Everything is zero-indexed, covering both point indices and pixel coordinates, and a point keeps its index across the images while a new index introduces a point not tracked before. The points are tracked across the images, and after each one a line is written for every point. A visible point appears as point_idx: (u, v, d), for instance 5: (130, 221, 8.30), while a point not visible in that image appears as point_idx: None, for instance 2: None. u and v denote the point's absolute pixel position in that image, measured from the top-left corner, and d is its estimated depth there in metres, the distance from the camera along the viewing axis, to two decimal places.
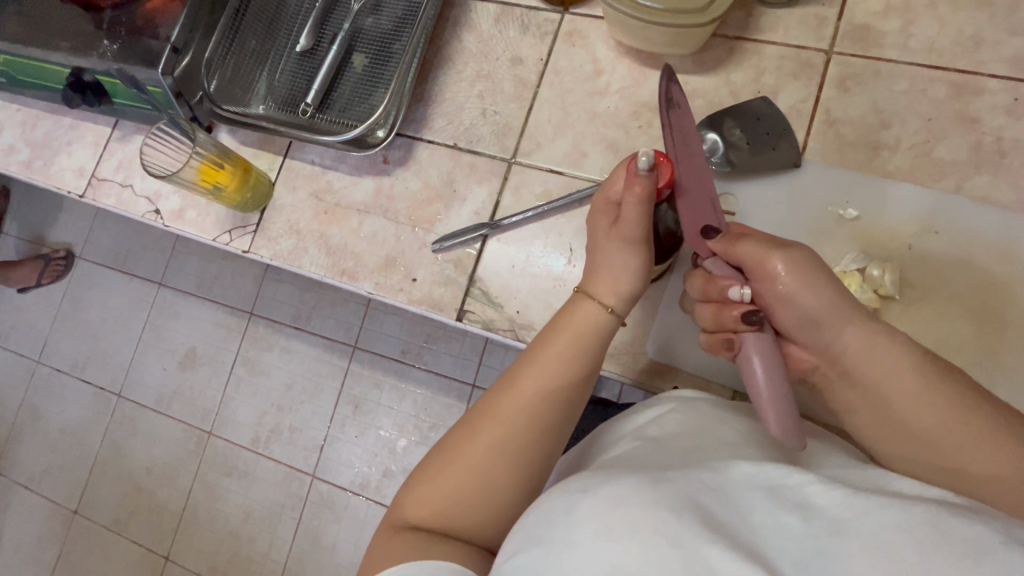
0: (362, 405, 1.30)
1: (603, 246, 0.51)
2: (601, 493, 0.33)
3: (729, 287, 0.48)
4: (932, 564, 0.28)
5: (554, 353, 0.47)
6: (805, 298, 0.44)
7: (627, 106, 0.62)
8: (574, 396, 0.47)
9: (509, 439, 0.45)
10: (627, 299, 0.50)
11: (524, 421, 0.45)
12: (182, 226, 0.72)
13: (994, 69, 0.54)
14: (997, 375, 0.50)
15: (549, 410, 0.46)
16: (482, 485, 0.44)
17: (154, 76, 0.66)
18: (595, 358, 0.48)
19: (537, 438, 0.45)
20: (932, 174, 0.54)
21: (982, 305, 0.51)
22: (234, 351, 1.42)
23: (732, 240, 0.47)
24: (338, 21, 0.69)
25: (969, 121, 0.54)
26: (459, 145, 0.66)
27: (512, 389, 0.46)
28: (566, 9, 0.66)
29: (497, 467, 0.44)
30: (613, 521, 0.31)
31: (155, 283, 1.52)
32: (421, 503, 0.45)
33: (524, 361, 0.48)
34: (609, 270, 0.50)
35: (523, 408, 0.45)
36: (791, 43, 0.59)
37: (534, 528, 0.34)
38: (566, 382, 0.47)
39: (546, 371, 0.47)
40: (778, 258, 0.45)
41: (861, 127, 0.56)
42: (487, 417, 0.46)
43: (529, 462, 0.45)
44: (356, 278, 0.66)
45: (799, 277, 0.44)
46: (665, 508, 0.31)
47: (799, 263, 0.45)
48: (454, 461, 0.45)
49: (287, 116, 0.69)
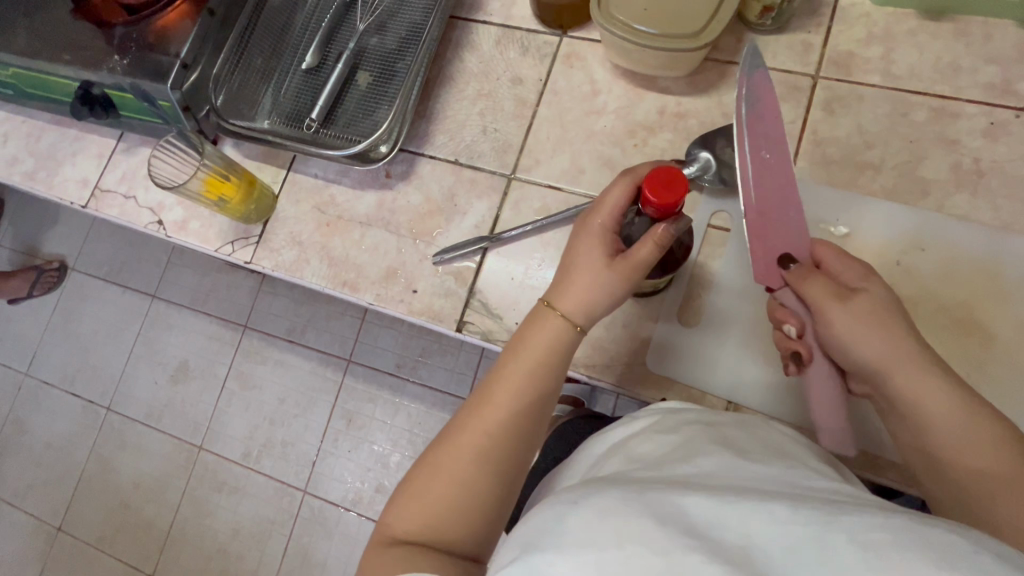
0: (356, 420, 1.30)
1: (581, 264, 0.50)
2: (589, 506, 0.34)
3: (785, 321, 0.49)
4: (908, 557, 0.27)
5: (529, 362, 0.48)
6: (851, 333, 0.44)
7: (624, 125, 0.64)
8: (547, 406, 0.48)
9: (489, 445, 0.46)
10: (575, 298, 0.49)
11: (501, 430, 0.46)
12: (184, 237, 0.73)
13: (971, 94, 0.57)
14: (985, 388, 0.51)
15: (526, 418, 0.47)
16: (464, 495, 0.45)
17: (163, 90, 0.67)
18: (565, 370, 0.49)
19: (513, 446, 0.46)
20: (915, 193, 0.56)
21: (968, 319, 0.53)
22: (228, 364, 1.41)
23: (801, 275, 0.47)
24: (344, 41, 0.72)
25: (948, 142, 0.57)
26: (460, 160, 0.68)
27: (491, 397, 0.47)
28: (565, 33, 0.68)
29: (477, 471, 0.45)
30: (600, 531, 0.32)
31: (149, 295, 1.51)
32: (409, 515, 0.45)
33: (499, 374, 0.49)
34: (569, 268, 0.50)
35: (500, 417, 0.47)
36: (779, 68, 0.62)
37: (531, 533, 0.35)
38: (541, 390, 0.48)
39: (521, 379, 0.48)
40: (839, 305, 0.45)
41: (847, 147, 0.59)
42: (465, 428, 0.47)
43: (506, 471, 0.46)
44: (356, 290, 0.67)
45: (861, 322, 0.44)
46: (649, 517, 0.32)
47: (860, 310, 0.44)
48: (435, 472, 0.46)
49: (292, 131, 0.71)
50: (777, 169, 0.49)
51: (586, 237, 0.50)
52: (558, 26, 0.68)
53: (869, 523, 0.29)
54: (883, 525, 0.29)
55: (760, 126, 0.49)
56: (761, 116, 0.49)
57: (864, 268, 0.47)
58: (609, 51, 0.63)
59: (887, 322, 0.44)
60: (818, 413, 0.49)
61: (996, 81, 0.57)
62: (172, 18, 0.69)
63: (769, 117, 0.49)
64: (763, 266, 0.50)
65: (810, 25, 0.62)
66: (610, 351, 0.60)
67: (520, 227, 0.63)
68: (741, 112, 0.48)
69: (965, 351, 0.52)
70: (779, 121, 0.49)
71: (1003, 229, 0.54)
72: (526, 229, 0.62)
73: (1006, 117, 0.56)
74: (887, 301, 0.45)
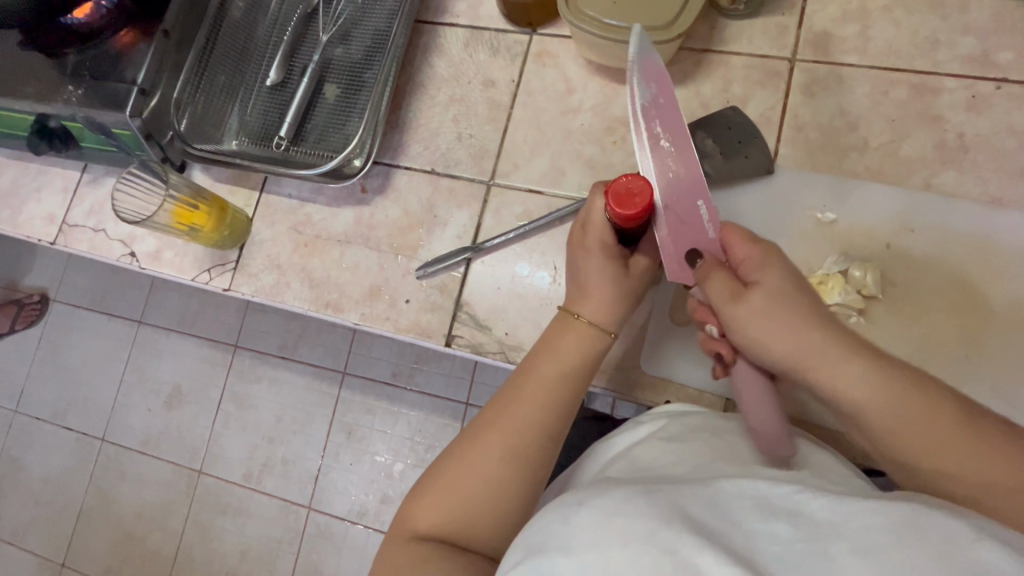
0: (356, 432, 1.28)
1: (586, 271, 0.49)
2: (596, 505, 0.33)
3: (706, 321, 0.48)
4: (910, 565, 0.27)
5: (556, 364, 0.48)
6: (774, 342, 0.41)
7: (601, 123, 0.63)
8: (575, 404, 0.48)
9: (518, 449, 0.44)
10: (592, 301, 0.49)
11: (531, 429, 0.45)
12: (159, 268, 0.71)
13: (950, 68, 0.56)
14: (983, 368, 0.50)
15: (555, 423, 0.46)
16: (494, 494, 0.43)
17: (122, 119, 0.64)
18: (594, 373, 0.49)
19: (542, 451, 0.45)
20: (900, 173, 0.55)
21: (963, 297, 0.52)
22: (221, 386, 1.39)
23: (704, 271, 0.46)
24: (308, 53, 0.70)
25: (931, 119, 0.56)
26: (437, 169, 0.66)
27: (519, 399, 0.46)
28: (535, 30, 0.66)
29: (505, 472, 0.44)
30: (605, 533, 0.31)
31: (135, 321, 1.49)
32: (431, 512, 0.43)
33: (529, 372, 0.48)
34: (574, 274, 0.51)
35: (529, 416, 0.45)
36: (756, 53, 0.60)
37: (539, 534, 0.34)
38: (569, 394, 0.47)
39: (549, 380, 0.47)
40: (732, 307, 0.43)
41: (828, 130, 0.57)
42: (492, 425, 0.45)
43: (536, 471, 0.45)
44: (341, 310, 0.65)
45: (762, 322, 0.42)
46: (654, 516, 0.31)
47: (754, 310, 0.42)
48: (463, 467, 0.44)
49: (262, 150, 0.69)
50: (685, 165, 0.47)
51: (584, 252, 0.49)
52: (528, 23, 0.66)
53: (867, 520, 0.30)
54: (889, 519, 0.29)
55: (654, 120, 0.48)
56: (659, 108, 0.48)
57: (762, 253, 0.44)
58: (581, 46, 0.61)
59: (789, 309, 0.41)
60: (746, 410, 0.45)
61: (974, 53, 0.56)
62: (127, 42, 0.67)
63: (668, 110, 0.48)
64: (675, 264, 0.48)
65: (783, 7, 0.60)
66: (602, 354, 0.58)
67: (503, 235, 0.61)
68: (635, 101, 0.47)
69: (965, 333, 0.51)
70: (675, 109, 0.48)
71: (991, 204, 0.53)
72: (509, 236, 0.61)
73: (988, 90, 0.55)
74: (790, 290, 0.42)
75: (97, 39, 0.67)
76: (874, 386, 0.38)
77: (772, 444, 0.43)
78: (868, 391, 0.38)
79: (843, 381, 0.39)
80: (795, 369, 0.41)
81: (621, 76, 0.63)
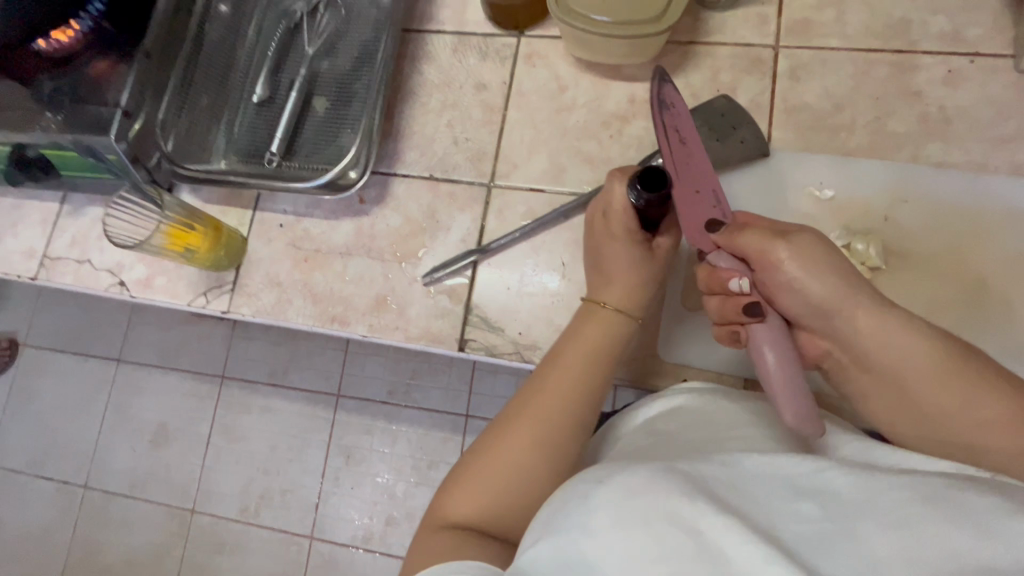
0: (355, 454, 1.25)
1: (611, 252, 0.50)
2: (619, 483, 0.32)
3: (729, 279, 0.46)
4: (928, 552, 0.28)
5: (584, 350, 0.47)
6: (814, 288, 0.43)
7: (596, 118, 0.64)
8: (606, 391, 0.47)
9: (551, 436, 0.44)
10: (618, 287, 0.49)
11: (564, 415, 0.44)
12: (152, 295, 0.68)
13: (926, 46, 0.59)
14: (987, 327, 0.52)
15: (586, 409, 0.45)
16: (529, 481, 0.43)
17: (107, 143, 0.62)
18: (620, 360, 0.48)
19: (576, 438, 0.44)
20: (889, 148, 0.57)
21: (961, 260, 0.54)
22: (209, 419, 1.34)
23: (732, 231, 0.46)
24: (294, 66, 0.69)
25: (912, 95, 0.58)
26: (436, 175, 0.65)
27: (551, 386, 0.45)
28: (522, 32, 0.67)
29: (540, 459, 0.43)
30: (626, 511, 0.31)
31: (113, 360, 1.42)
32: (464, 501, 0.43)
33: (558, 358, 0.47)
34: (599, 258, 0.51)
35: (561, 402, 0.45)
36: (741, 42, 0.62)
37: (556, 511, 0.34)
38: (598, 380, 0.46)
39: (578, 365, 0.46)
40: (778, 247, 0.44)
41: (817, 111, 0.59)
42: (524, 411, 0.45)
43: (566, 456, 0.44)
44: (347, 324, 0.63)
45: (802, 264, 0.44)
46: (677, 494, 0.31)
47: (800, 249, 0.44)
48: (496, 455, 0.44)
49: (252, 166, 0.67)
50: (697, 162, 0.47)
51: (610, 240, 0.50)
52: (515, 26, 0.67)
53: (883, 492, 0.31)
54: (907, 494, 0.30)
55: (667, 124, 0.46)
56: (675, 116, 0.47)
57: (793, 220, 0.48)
58: (572, 45, 0.62)
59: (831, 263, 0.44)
60: (775, 373, 0.43)
61: (946, 31, 0.58)
62: (104, 66, 0.65)
63: (681, 114, 0.47)
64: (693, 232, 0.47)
65: None
66: None
67: (509, 235, 0.61)
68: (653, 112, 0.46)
69: (968, 295, 0.53)
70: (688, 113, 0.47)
71: (977, 171, 0.56)
72: (515, 236, 0.61)
73: (962, 64, 0.58)
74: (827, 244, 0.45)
75: (72, 65, 0.65)
76: (910, 337, 0.41)
77: (802, 420, 0.41)
78: (900, 342, 0.42)
79: (886, 331, 0.42)
80: (835, 310, 0.43)
81: (611, 72, 0.64)
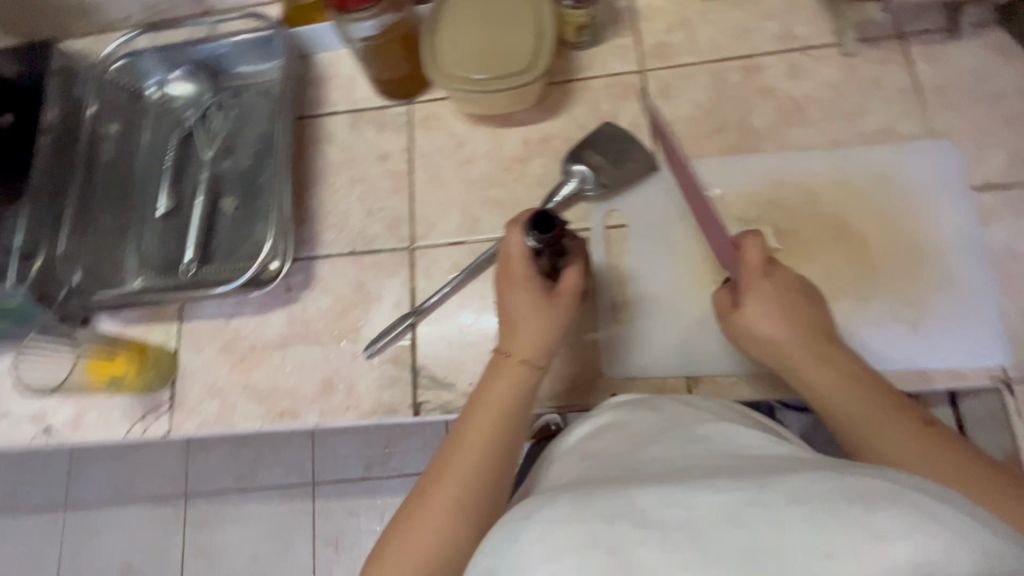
0: (343, 542, 1.20)
1: (512, 300, 0.52)
2: (544, 518, 0.32)
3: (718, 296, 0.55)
4: (839, 513, 0.28)
5: (495, 401, 0.48)
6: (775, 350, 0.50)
7: (497, 165, 0.67)
8: (519, 442, 0.48)
9: (469, 493, 0.44)
10: (520, 335, 0.51)
11: (482, 469, 0.45)
12: (83, 435, 0.64)
13: (766, 47, 0.66)
14: (885, 277, 0.57)
15: (504, 461, 0.46)
16: (451, 544, 0.42)
17: (5, 290, 0.60)
18: (531, 408, 0.50)
19: (494, 494, 0.45)
20: (759, 140, 0.63)
21: (844, 223, 0.59)
22: (179, 545, 1.25)
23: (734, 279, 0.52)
24: (196, 172, 0.70)
25: (766, 90, 0.65)
26: (357, 249, 0.67)
27: (468, 441, 0.46)
28: (413, 100, 0.71)
29: (459, 519, 0.43)
30: (553, 544, 0.31)
31: (58, 507, 1.31)
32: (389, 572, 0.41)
33: (472, 412, 0.48)
34: (502, 308, 0.52)
35: (476, 458, 0.45)
36: (610, 73, 0.68)
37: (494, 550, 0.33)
38: (511, 432, 0.48)
39: (491, 418, 0.47)
40: (744, 314, 0.51)
41: (690, 120, 0.65)
42: (444, 471, 0.45)
43: (486, 498, 0.44)
44: (298, 415, 0.62)
45: (765, 332, 0.50)
46: (603, 518, 0.31)
47: (763, 323, 0.50)
48: (415, 518, 0.43)
49: (169, 277, 0.66)
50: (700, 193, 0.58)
51: (510, 287, 0.52)
52: (404, 95, 0.70)
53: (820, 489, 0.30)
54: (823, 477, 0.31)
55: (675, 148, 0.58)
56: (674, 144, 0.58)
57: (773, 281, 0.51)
58: (460, 104, 0.66)
59: (792, 328, 0.49)
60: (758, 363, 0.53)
61: (778, 32, 0.66)
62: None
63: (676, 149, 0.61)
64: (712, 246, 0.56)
65: (619, 30, 0.69)
66: (561, 376, 0.58)
67: (441, 292, 0.62)
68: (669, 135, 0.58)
69: (859, 253, 0.58)
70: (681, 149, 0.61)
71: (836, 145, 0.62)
72: (446, 291, 0.62)
73: (799, 57, 0.65)
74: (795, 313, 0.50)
75: None
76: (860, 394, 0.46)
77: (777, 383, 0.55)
78: (850, 399, 0.46)
79: (840, 390, 0.46)
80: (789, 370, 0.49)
81: (502, 121, 0.68)
